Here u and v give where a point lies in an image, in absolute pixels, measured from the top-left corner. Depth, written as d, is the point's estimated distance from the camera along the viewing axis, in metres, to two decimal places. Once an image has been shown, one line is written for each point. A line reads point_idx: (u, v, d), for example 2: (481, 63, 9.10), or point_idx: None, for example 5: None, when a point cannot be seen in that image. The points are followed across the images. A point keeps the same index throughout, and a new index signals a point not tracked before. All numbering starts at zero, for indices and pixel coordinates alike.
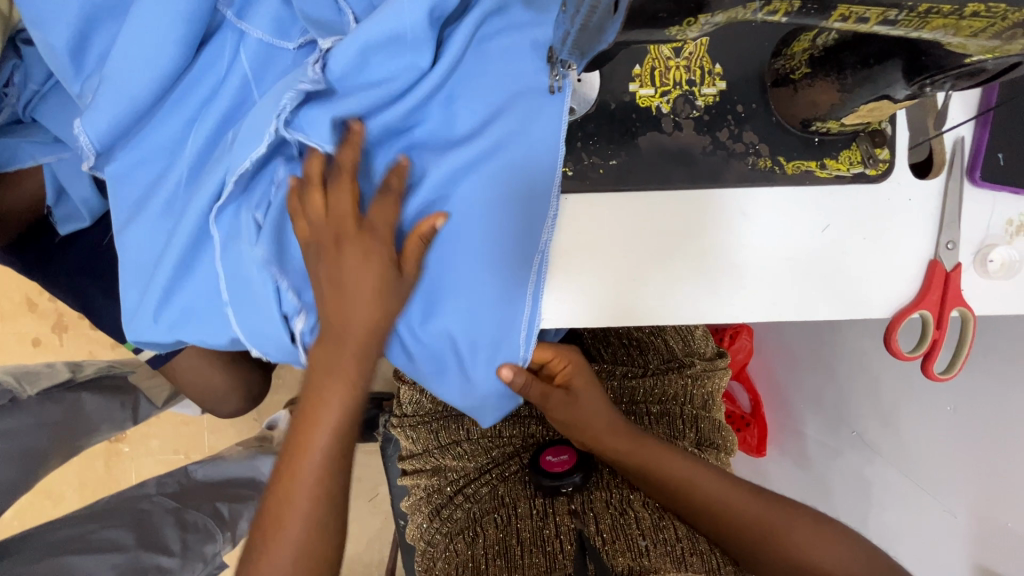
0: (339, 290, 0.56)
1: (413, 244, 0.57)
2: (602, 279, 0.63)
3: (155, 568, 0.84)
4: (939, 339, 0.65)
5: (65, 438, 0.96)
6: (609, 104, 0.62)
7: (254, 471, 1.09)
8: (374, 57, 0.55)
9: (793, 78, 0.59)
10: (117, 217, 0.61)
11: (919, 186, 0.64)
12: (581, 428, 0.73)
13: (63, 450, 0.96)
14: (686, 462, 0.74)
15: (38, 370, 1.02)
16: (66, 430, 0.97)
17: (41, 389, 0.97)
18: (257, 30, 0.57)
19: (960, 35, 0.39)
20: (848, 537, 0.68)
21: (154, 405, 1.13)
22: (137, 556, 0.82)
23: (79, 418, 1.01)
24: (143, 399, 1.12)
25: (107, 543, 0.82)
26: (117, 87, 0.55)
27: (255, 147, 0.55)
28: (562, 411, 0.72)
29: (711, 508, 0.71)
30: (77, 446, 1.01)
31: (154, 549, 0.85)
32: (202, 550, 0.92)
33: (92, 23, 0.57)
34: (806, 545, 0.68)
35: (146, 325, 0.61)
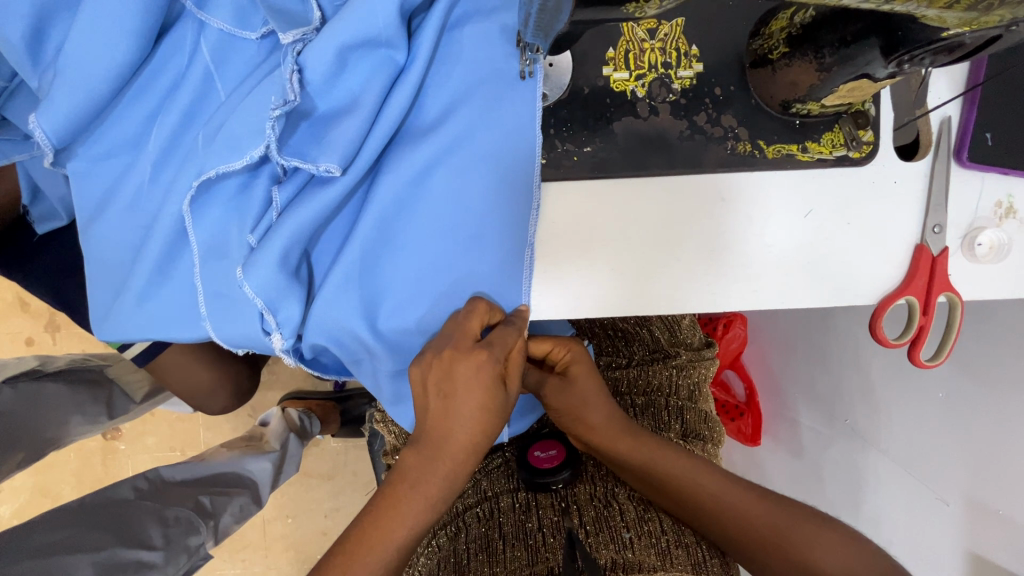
0: (444, 393, 0.55)
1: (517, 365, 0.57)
2: (579, 269, 0.62)
3: (137, 563, 0.84)
4: (927, 325, 0.63)
5: (21, 429, 0.93)
6: (582, 89, 0.60)
7: (239, 468, 1.08)
8: (344, 52, 0.53)
9: (771, 58, 0.57)
10: (81, 214, 0.59)
11: (904, 169, 0.62)
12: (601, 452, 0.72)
13: (24, 445, 0.94)
14: (687, 464, 0.70)
15: (8, 364, 1.03)
16: (26, 424, 0.94)
17: (7, 379, 0.96)
18: (217, 20, 0.55)
19: (933, 6, 0.38)
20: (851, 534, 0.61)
21: (132, 400, 1.14)
22: (118, 552, 0.82)
23: (45, 409, 0.98)
24: (119, 393, 1.12)
25: (91, 545, 0.81)
26: (73, 79, 0.54)
27: (220, 142, 0.53)
28: (556, 397, 0.69)
29: (686, 495, 0.69)
30: (47, 440, 0.99)
31: (134, 544, 0.85)
32: (185, 541, 0.93)
33: (48, 14, 0.55)
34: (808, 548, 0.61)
35: (118, 324, 0.60)
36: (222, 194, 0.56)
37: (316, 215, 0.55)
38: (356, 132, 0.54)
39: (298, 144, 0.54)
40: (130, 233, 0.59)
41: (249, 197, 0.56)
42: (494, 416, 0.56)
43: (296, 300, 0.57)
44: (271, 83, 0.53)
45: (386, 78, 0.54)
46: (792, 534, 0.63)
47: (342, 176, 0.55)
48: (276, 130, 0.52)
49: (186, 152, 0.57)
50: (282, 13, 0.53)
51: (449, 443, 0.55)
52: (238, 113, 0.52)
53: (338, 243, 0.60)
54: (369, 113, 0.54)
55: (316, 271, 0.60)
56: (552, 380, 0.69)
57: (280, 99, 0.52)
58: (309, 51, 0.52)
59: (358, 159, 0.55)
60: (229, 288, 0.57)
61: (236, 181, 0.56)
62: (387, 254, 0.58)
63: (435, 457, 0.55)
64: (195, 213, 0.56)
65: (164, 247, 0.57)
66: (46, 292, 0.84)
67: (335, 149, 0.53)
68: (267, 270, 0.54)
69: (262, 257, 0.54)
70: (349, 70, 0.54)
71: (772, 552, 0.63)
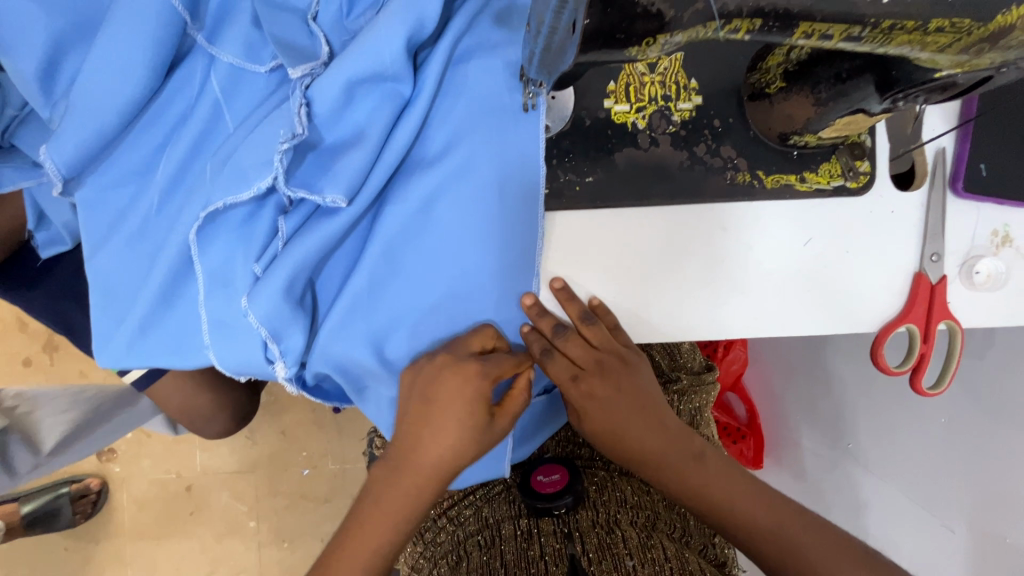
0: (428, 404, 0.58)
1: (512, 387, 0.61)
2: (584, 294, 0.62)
3: None
4: (927, 353, 0.64)
5: None
6: (584, 120, 0.61)
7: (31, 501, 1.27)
8: (353, 87, 0.54)
9: (769, 92, 0.57)
10: (87, 242, 0.59)
11: (901, 198, 0.63)
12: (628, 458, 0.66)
13: None
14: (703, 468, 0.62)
15: None
16: None
17: None
18: (227, 54, 0.56)
19: (927, 50, 0.38)
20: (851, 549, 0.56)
21: None
22: None
23: None
24: None
25: None
26: (83, 111, 0.55)
27: (228, 172, 0.54)
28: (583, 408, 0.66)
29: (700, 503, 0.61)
30: None
31: None
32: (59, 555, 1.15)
33: (61, 46, 0.56)
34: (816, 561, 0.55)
35: (120, 353, 0.60)
36: (228, 224, 0.56)
37: (321, 245, 0.55)
38: (361, 165, 0.55)
39: (305, 176, 0.55)
40: (135, 262, 0.59)
41: (255, 226, 0.56)
42: (475, 430, 0.59)
43: (300, 329, 0.57)
44: (278, 115, 0.54)
45: (392, 111, 0.56)
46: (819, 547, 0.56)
47: (347, 207, 0.55)
48: (284, 162, 0.53)
49: (194, 182, 0.58)
50: (291, 49, 0.55)
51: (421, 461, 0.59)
52: (245, 145, 0.53)
53: (343, 273, 0.60)
54: (374, 145, 0.55)
55: (320, 300, 0.60)
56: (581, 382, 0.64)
57: (288, 132, 0.53)
58: (317, 85, 0.53)
59: (363, 190, 0.56)
60: (232, 317, 0.57)
61: (242, 212, 0.56)
62: (391, 282, 0.59)
63: (411, 473, 0.59)
64: (200, 243, 0.56)
65: (169, 276, 0.58)
66: (49, 317, 0.84)
67: (341, 181, 0.54)
68: (272, 300, 0.55)
69: (266, 287, 0.54)
70: (355, 103, 0.55)
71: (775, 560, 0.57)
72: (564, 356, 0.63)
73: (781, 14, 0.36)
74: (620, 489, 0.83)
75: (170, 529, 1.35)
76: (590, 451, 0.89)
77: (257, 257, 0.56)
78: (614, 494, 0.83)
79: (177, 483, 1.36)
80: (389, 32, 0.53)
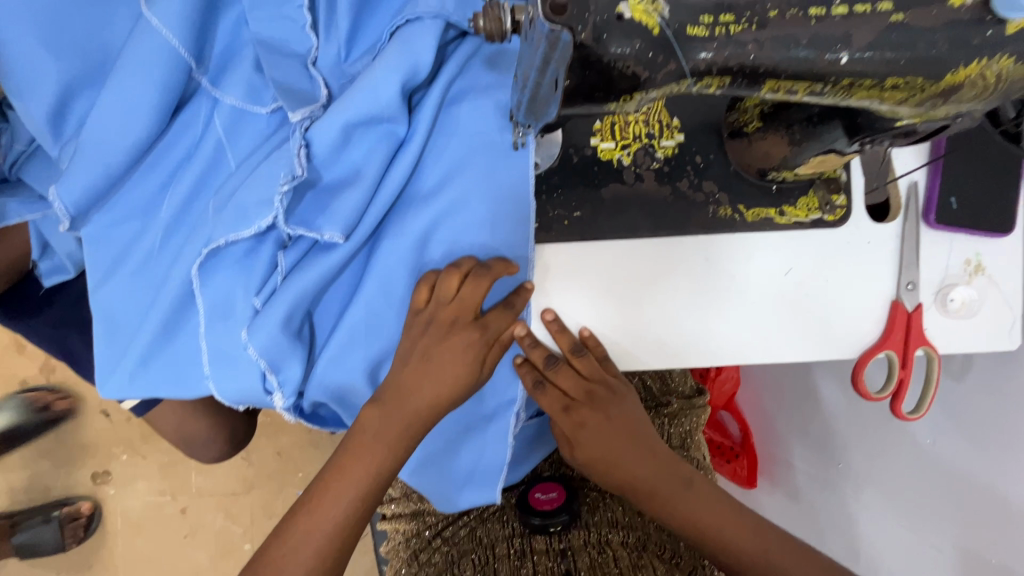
0: (424, 366, 0.59)
1: (497, 350, 0.61)
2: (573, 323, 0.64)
3: None
4: (905, 379, 0.66)
5: None
6: (572, 156, 0.64)
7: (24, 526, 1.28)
8: (349, 130, 0.57)
9: (747, 131, 0.60)
10: (92, 276, 0.61)
11: (877, 229, 0.66)
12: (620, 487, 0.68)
13: None
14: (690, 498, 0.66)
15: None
16: None
17: None
18: (230, 96, 0.59)
19: (886, 103, 0.41)
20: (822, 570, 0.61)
21: None
22: None
23: None
24: None
25: None
26: (92, 152, 0.57)
27: (229, 210, 0.56)
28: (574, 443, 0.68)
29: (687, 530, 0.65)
30: None
31: None
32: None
33: (70, 90, 0.58)
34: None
35: (122, 383, 0.62)
36: (229, 259, 0.58)
37: (319, 279, 0.58)
38: (357, 203, 0.57)
39: (304, 213, 0.58)
40: (138, 294, 0.61)
41: (255, 261, 0.58)
42: (455, 392, 0.60)
43: (299, 360, 0.59)
44: (278, 156, 0.56)
45: (387, 151, 0.58)
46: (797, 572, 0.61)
47: (344, 243, 0.58)
48: (284, 202, 0.55)
49: (196, 218, 0.60)
50: (291, 92, 0.57)
51: (390, 431, 0.60)
52: (247, 185, 0.55)
53: (340, 304, 0.62)
54: (370, 184, 0.58)
55: (317, 330, 0.62)
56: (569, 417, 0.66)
57: (288, 174, 0.55)
58: (316, 127, 0.56)
59: (359, 226, 0.58)
60: (232, 349, 0.59)
61: (242, 247, 0.58)
62: (387, 314, 0.61)
63: (379, 443, 0.60)
64: (202, 277, 0.58)
65: (172, 309, 0.60)
66: (49, 343, 0.86)
67: (338, 218, 0.57)
68: (271, 332, 0.57)
69: (266, 320, 0.57)
70: (352, 144, 0.58)
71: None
72: (556, 388, 0.65)
73: (748, 72, 0.39)
74: (612, 509, 0.82)
75: (165, 552, 1.35)
76: None
77: (257, 292, 0.58)
78: (606, 515, 0.82)
79: (173, 506, 1.36)
80: (384, 78, 0.55)
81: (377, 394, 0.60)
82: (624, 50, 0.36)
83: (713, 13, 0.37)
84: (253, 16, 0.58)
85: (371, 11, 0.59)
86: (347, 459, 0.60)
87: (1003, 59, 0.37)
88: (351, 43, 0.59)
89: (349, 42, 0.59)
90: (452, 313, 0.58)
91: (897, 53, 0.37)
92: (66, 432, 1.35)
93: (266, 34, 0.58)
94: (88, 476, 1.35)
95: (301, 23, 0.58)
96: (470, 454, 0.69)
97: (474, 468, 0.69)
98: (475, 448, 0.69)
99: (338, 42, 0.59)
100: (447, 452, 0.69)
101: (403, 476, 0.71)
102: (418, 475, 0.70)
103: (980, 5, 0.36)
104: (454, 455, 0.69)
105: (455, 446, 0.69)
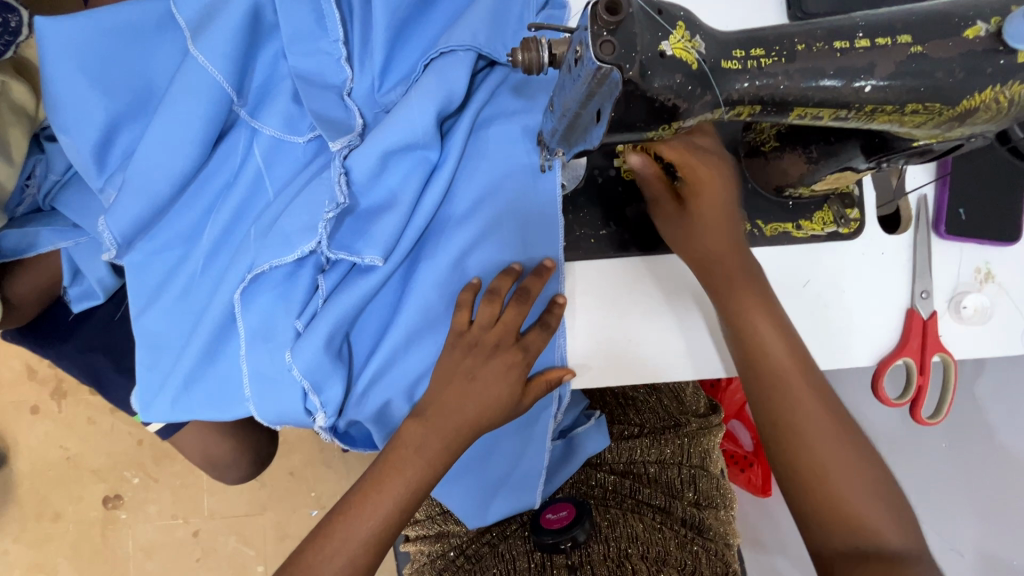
0: (467, 384, 0.61)
1: (540, 384, 0.63)
2: (600, 336, 0.66)
3: None
4: (925, 385, 0.67)
5: None
6: (596, 176, 0.67)
7: None
8: (388, 158, 0.59)
9: (763, 149, 0.63)
10: (135, 303, 0.63)
11: (890, 241, 0.68)
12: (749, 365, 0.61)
13: None
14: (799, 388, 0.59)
15: None
16: None
17: None
18: (269, 127, 0.61)
19: (905, 126, 0.43)
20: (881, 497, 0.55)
21: None
22: None
23: None
24: None
25: None
26: (139, 184, 0.59)
27: (272, 237, 0.58)
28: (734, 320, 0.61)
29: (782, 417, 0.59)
30: None
31: None
32: None
33: (116, 124, 0.61)
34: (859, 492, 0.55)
35: (166, 407, 0.64)
36: (270, 283, 0.60)
37: (359, 301, 0.60)
38: (395, 227, 0.59)
39: (343, 238, 0.60)
40: (182, 318, 0.64)
41: (296, 285, 0.60)
42: (496, 412, 0.62)
43: (339, 381, 0.61)
44: (318, 185, 0.58)
45: (421, 177, 0.61)
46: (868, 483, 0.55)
47: (383, 265, 0.60)
48: (327, 228, 0.58)
49: (237, 244, 0.62)
50: (329, 122, 0.59)
51: (431, 446, 0.61)
52: (290, 212, 0.58)
53: (377, 325, 0.64)
54: (406, 209, 0.60)
55: (355, 351, 0.64)
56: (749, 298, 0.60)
57: (331, 201, 0.58)
58: (355, 155, 0.58)
59: (397, 249, 0.61)
60: (274, 371, 0.60)
61: (282, 271, 0.60)
62: (422, 334, 0.63)
63: (419, 457, 0.61)
64: (244, 302, 0.60)
65: (214, 332, 0.62)
66: (78, 367, 0.85)
67: (378, 243, 0.59)
68: (315, 353, 0.59)
69: (310, 341, 0.58)
70: (389, 171, 0.60)
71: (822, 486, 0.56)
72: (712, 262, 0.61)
73: (778, 102, 0.41)
74: (631, 525, 0.83)
75: None
76: (602, 492, 0.89)
77: (301, 317, 0.60)
78: (625, 530, 0.82)
79: (185, 530, 1.28)
80: (421, 108, 0.58)
81: (417, 409, 0.62)
82: (666, 83, 0.38)
83: (744, 47, 0.40)
84: (291, 50, 0.59)
85: (403, 44, 0.62)
86: (386, 473, 0.61)
87: (1016, 85, 0.40)
88: (385, 73, 0.61)
89: (383, 72, 0.61)
90: (495, 337, 0.61)
91: (917, 81, 0.40)
92: (77, 456, 1.28)
93: (301, 66, 0.59)
94: (98, 499, 1.27)
95: (336, 56, 0.60)
96: (505, 463, 0.71)
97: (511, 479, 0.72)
98: (508, 458, 0.71)
99: (372, 73, 0.61)
100: (483, 462, 0.71)
101: (434, 491, 0.73)
102: (450, 491, 0.73)
103: (992, 36, 0.39)
104: (488, 463, 0.71)
105: (490, 454, 0.71)
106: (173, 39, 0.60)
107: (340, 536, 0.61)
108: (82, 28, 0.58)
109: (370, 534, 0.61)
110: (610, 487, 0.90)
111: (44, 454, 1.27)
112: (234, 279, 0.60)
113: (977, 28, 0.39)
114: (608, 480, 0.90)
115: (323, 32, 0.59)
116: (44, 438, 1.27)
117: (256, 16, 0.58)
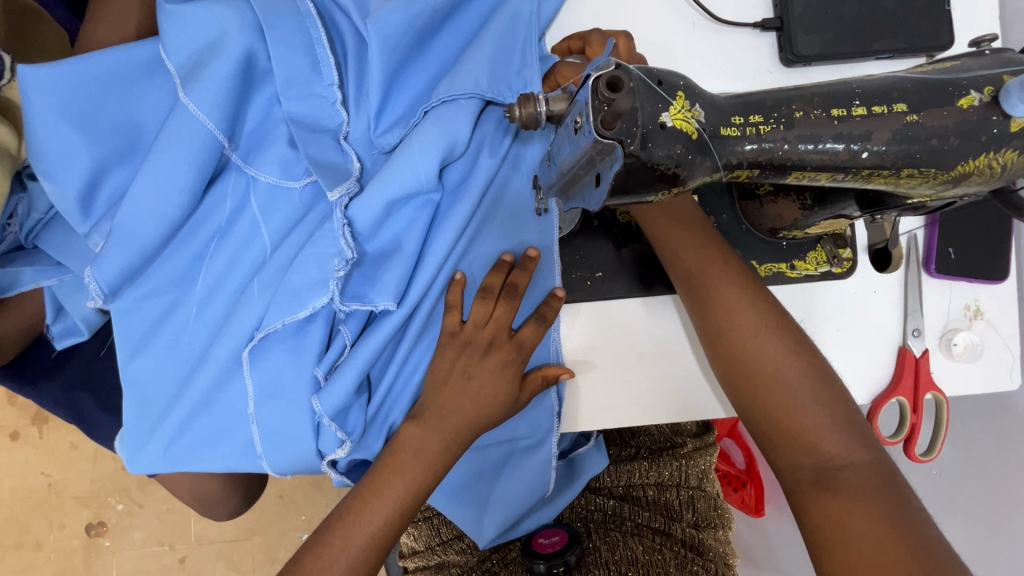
0: (464, 386, 0.61)
1: (537, 379, 0.63)
2: (599, 357, 0.66)
3: None
4: (917, 423, 0.67)
5: None
6: (591, 220, 0.67)
7: None
8: (396, 209, 0.59)
9: (759, 193, 0.63)
10: (123, 352, 0.62)
11: (882, 279, 0.69)
12: (710, 336, 0.61)
13: None
14: (771, 361, 0.58)
15: None
16: None
17: None
18: (267, 175, 0.59)
19: (901, 186, 0.44)
20: (864, 457, 0.55)
21: None
22: None
23: None
24: None
25: None
26: (127, 232, 0.58)
27: (284, 293, 0.57)
28: (701, 297, 0.61)
29: (753, 397, 0.58)
30: None
31: None
32: None
33: (101, 170, 0.59)
34: (837, 458, 0.55)
35: (158, 455, 0.63)
36: (280, 340, 0.60)
37: (374, 351, 0.59)
38: (403, 273, 0.59)
39: (354, 287, 0.59)
40: (176, 365, 0.63)
41: (308, 338, 0.59)
42: (493, 411, 0.62)
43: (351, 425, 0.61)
44: (323, 237, 0.57)
45: (425, 222, 0.60)
46: (843, 449, 0.55)
47: (396, 311, 0.59)
48: (339, 284, 0.57)
49: (233, 289, 0.61)
50: (326, 166, 0.58)
51: (430, 448, 0.60)
52: (298, 267, 0.57)
53: (382, 365, 0.64)
54: (412, 254, 0.60)
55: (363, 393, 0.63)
56: (715, 269, 0.61)
57: (340, 257, 0.57)
58: (357, 204, 0.57)
59: (407, 294, 0.60)
60: (286, 424, 0.60)
61: (292, 325, 0.59)
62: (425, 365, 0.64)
63: (418, 459, 0.60)
64: (253, 357, 0.60)
65: (211, 381, 0.61)
66: (61, 409, 0.82)
67: (389, 289, 0.58)
68: (334, 404, 0.58)
69: (329, 394, 0.58)
70: (391, 218, 0.59)
71: (801, 455, 0.56)
72: (674, 240, 0.62)
73: (776, 165, 0.42)
74: (631, 548, 0.80)
75: None
76: (602, 515, 0.88)
77: (324, 369, 0.59)
78: (625, 553, 0.79)
79: (170, 556, 1.24)
80: (425, 156, 0.57)
81: (413, 411, 0.61)
82: (667, 153, 0.38)
83: (742, 114, 0.40)
84: (286, 95, 0.57)
85: (399, 84, 0.61)
86: (386, 474, 0.59)
87: (1009, 152, 0.41)
88: (380, 114, 0.60)
89: (378, 113, 0.60)
90: (488, 335, 0.61)
91: (912, 148, 0.40)
92: (60, 482, 1.24)
93: (296, 111, 0.58)
94: (81, 526, 1.23)
95: (331, 100, 0.59)
96: (503, 484, 0.70)
97: (505, 499, 0.70)
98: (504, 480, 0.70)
99: (368, 115, 0.60)
100: (474, 482, 0.70)
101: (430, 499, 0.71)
102: (446, 504, 0.71)
103: (987, 104, 0.40)
104: (485, 480, 0.70)
105: (489, 472, 0.70)
106: (162, 83, 0.59)
107: (337, 544, 0.59)
108: (67, 75, 0.57)
109: (368, 536, 0.59)
110: (610, 510, 0.88)
111: (25, 481, 1.23)
112: (246, 335, 0.59)
113: (972, 97, 0.40)
114: (607, 504, 0.89)
115: (317, 75, 0.58)
116: (24, 464, 1.23)
117: (249, 63, 0.57)
